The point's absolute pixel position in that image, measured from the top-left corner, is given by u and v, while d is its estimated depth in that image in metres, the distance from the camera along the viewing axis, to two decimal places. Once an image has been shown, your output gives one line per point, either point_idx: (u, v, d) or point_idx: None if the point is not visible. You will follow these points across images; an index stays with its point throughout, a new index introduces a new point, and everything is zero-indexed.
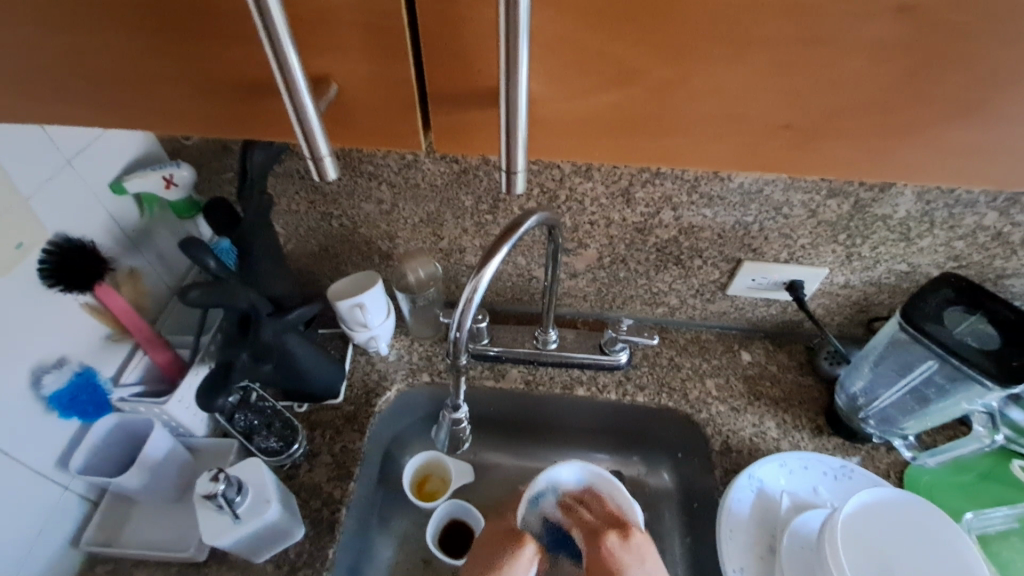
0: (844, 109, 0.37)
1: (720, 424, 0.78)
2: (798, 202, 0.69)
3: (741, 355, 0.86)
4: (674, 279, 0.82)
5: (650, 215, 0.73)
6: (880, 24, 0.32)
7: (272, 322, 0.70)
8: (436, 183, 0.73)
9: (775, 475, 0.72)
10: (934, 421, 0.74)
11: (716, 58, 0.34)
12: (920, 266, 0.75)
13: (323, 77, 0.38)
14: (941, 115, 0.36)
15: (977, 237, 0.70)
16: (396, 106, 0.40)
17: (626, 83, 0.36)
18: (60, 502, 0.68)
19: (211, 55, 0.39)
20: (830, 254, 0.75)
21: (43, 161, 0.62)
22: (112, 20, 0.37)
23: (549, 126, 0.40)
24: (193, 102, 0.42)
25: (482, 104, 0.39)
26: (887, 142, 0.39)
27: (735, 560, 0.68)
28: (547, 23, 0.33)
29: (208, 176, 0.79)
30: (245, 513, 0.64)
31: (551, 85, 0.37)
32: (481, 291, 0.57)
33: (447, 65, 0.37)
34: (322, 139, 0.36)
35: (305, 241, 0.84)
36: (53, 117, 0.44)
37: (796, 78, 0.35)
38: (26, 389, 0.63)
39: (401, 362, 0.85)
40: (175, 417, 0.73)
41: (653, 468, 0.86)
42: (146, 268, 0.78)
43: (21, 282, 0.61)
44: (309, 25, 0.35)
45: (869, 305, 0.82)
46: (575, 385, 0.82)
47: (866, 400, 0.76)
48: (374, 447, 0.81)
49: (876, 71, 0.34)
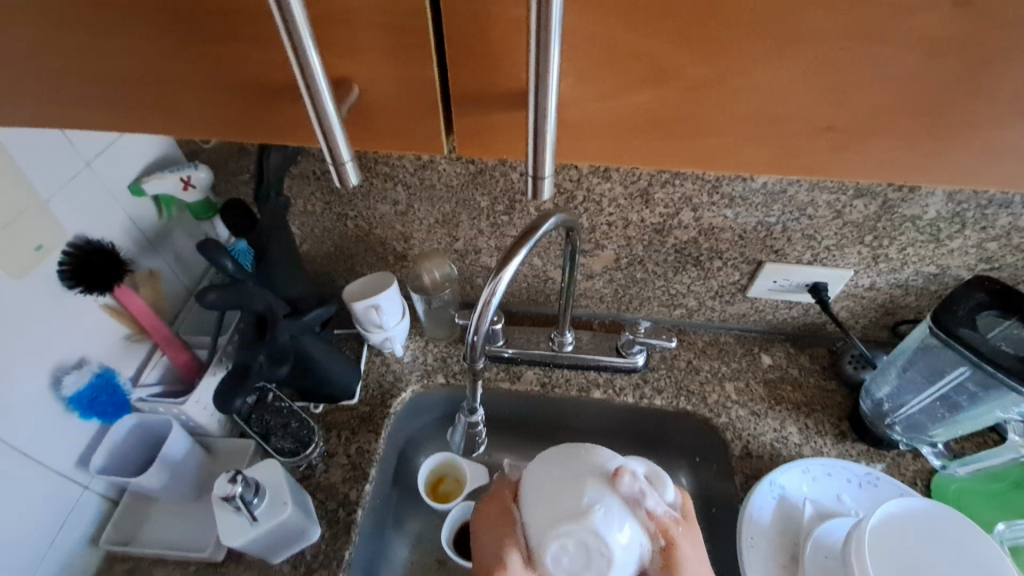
0: (884, 111, 0.35)
1: (740, 429, 0.77)
2: (822, 202, 0.67)
3: (761, 358, 0.84)
4: (692, 281, 0.80)
5: (669, 216, 0.71)
6: (933, 21, 0.30)
7: (287, 324, 0.70)
8: (452, 183, 0.72)
9: (797, 482, 0.71)
10: (965, 429, 0.71)
11: (752, 60, 0.33)
12: (948, 268, 0.73)
13: (344, 80, 0.37)
14: (984, 117, 0.35)
15: (1010, 238, 0.68)
16: (419, 113, 0.39)
17: (660, 84, 0.35)
18: (79, 501, 0.68)
19: (232, 60, 0.38)
20: (855, 255, 0.73)
21: (64, 163, 0.63)
22: (134, 26, 0.37)
23: (574, 131, 0.39)
24: (214, 108, 0.42)
25: (507, 108, 0.38)
26: (927, 149, 0.37)
27: (758, 569, 0.66)
28: (578, 24, 0.33)
29: (225, 176, 0.79)
30: (263, 515, 0.64)
31: (579, 90, 0.36)
32: (499, 295, 0.56)
33: (474, 69, 0.36)
34: (343, 145, 0.36)
35: (321, 242, 0.83)
36: (74, 121, 0.44)
37: (836, 77, 0.34)
38: (47, 389, 0.63)
39: (415, 363, 0.85)
40: (193, 417, 0.73)
41: (670, 473, 0.84)
42: (164, 269, 0.78)
43: (43, 283, 0.62)
44: (333, 30, 0.35)
45: (894, 308, 0.80)
46: (591, 389, 0.81)
47: (891, 406, 0.73)
48: (389, 447, 0.81)
49: (919, 71, 0.33)
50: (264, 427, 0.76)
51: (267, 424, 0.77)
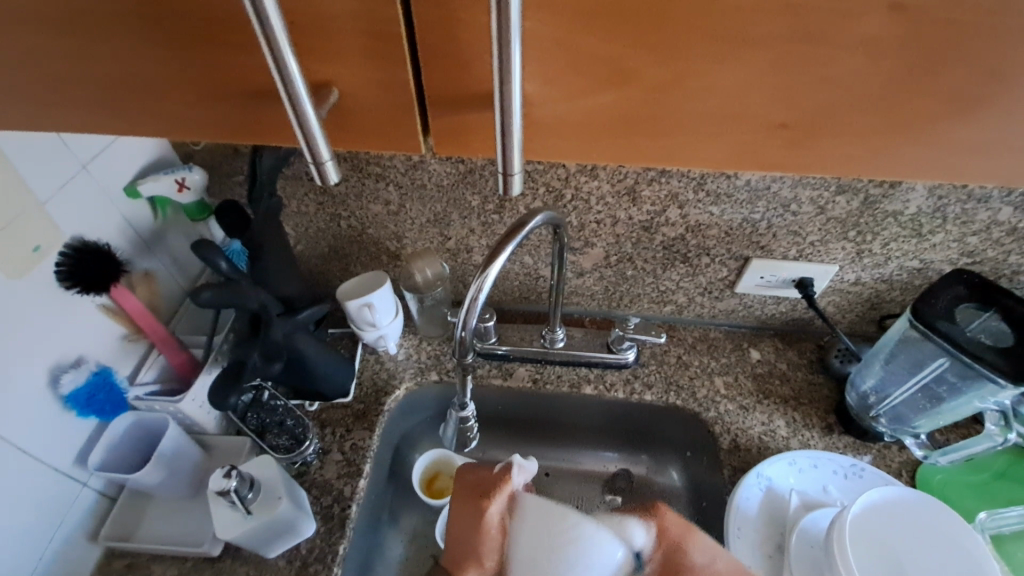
0: (843, 108, 0.36)
1: (728, 423, 0.78)
2: (805, 199, 0.68)
3: (750, 354, 0.85)
4: (681, 278, 0.82)
5: (656, 214, 0.73)
6: (879, 22, 0.32)
7: (280, 322, 0.71)
8: (442, 183, 0.73)
9: (784, 473, 0.72)
10: (947, 420, 0.72)
11: (711, 61, 0.34)
12: (931, 263, 0.74)
13: (324, 84, 0.39)
14: (939, 113, 0.36)
15: (990, 233, 0.69)
16: (396, 115, 0.41)
17: (623, 85, 0.36)
18: (78, 498, 0.69)
19: (217, 65, 0.40)
20: (839, 251, 0.74)
21: (60, 166, 0.64)
22: (121, 32, 0.38)
23: (547, 129, 0.40)
24: (201, 111, 0.43)
25: (480, 107, 0.39)
26: (889, 144, 0.38)
27: (744, 559, 0.67)
28: (542, 27, 0.34)
29: (219, 179, 0.80)
30: (257, 509, 0.65)
31: (550, 91, 0.37)
32: (487, 290, 0.57)
33: (446, 70, 0.37)
34: (322, 144, 0.37)
35: (315, 242, 0.85)
36: (65, 125, 0.46)
37: (793, 76, 0.35)
38: (45, 387, 0.64)
39: (409, 361, 0.86)
40: (190, 415, 0.74)
41: (662, 468, 0.85)
42: (160, 269, 0.79)
43: (41, 284, 0.63)
44: (310, 35, 0.36)
45: (880, 302, 0.81)
46: (582, 384, 0.82)
47: (876, 398, 0.75)
48: (383, 444, 0.82)
49: (873, 70, 0.34)
50: (260, 425, 0.78)
51: (263, 422, 0.78)
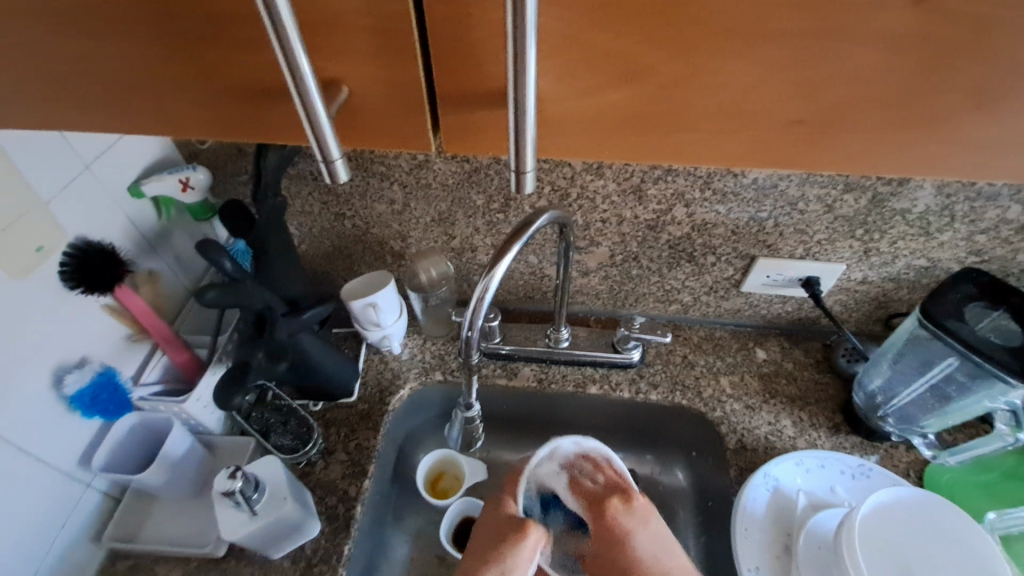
0: (858, 104, 0.36)
1: (734, 423, 0.77)
2: (813, 196, 0.68)
3: (756, 353, 0.85)
4: (686, 277, 0.81)
5: (662, 212, 0.72)
6: (898, 16, 0.31)
7: (286, 322, 0.71)
8: (447, 182, 0.73)
9: (791, 474, 0.71)
10: (956, 420, 0.72)
11: (725, 57, 0.34)
12: (939, 261, 0.74)
13: (332, 81, 0.38)
14: (954, 109, 0.36)
15: (999, 231, 0.69)
16: (404, 113, 0.40)
17: (635, 82, 0.36)
18: (81, 499, 0.69)
19: (224, 63, 0.39)
20: (847, 249, 0.73)
21: (64, 165, 0.64)
22: (128, 28, 0.38)
23: (557, 126, 0.39)
24: (208, 108, 0.43)
25: (490, 105, 0.39)
26: (902, 141, 0.38)
27: (751, 560, 0.67)
28: (554, 23, 0.33)
29: (223, 178, 0.80)
30: (262, 510, 0.65)
31: (561, 87, 0.37)
32: (492, 291, 0.57)
33: (457, 67, 0.37)
34: (332, 141, 0.37)
35: (319, 241, 0.84)
36: (71, 123, 0.45)
37: (808, 72, 0.34)
38: (49, 388, 0.64)
39: (413, 361, 0.85)
40: (194, 416, 0.74)
41: (667, 467, 0.85)
42: (163, 269, 0.79)
43: (45, 284, 0.63)
44: (319, 32, 0.36)
45: (887, 301, 0.80)
46: (587, 384, 0.82)
47: (884, 397, 0.74)
48: (387, 444, 0.81)
49: (889, 65, 0.34)
50: (264, 425, 0.78)
51: (267, 422, 0.78)
